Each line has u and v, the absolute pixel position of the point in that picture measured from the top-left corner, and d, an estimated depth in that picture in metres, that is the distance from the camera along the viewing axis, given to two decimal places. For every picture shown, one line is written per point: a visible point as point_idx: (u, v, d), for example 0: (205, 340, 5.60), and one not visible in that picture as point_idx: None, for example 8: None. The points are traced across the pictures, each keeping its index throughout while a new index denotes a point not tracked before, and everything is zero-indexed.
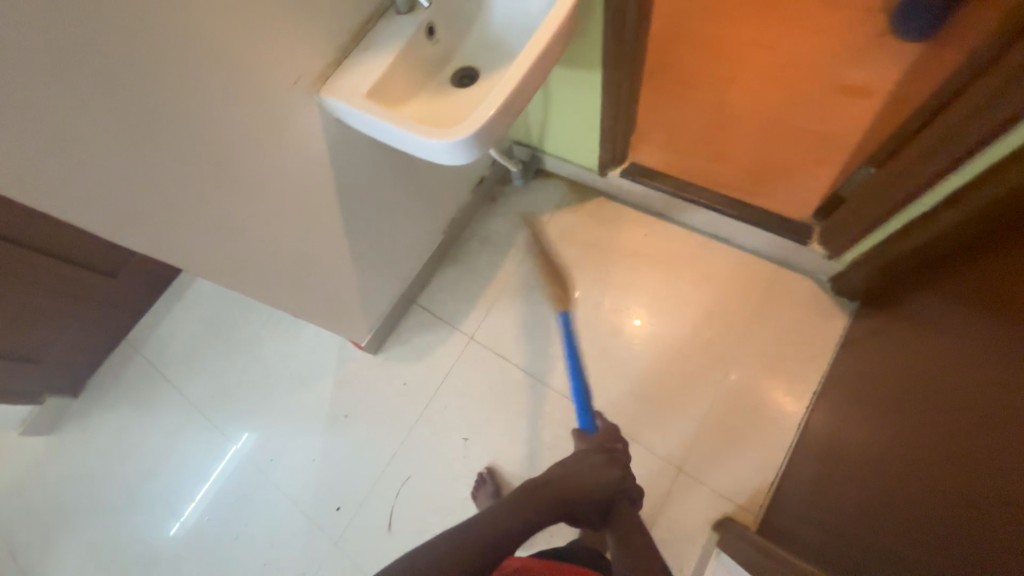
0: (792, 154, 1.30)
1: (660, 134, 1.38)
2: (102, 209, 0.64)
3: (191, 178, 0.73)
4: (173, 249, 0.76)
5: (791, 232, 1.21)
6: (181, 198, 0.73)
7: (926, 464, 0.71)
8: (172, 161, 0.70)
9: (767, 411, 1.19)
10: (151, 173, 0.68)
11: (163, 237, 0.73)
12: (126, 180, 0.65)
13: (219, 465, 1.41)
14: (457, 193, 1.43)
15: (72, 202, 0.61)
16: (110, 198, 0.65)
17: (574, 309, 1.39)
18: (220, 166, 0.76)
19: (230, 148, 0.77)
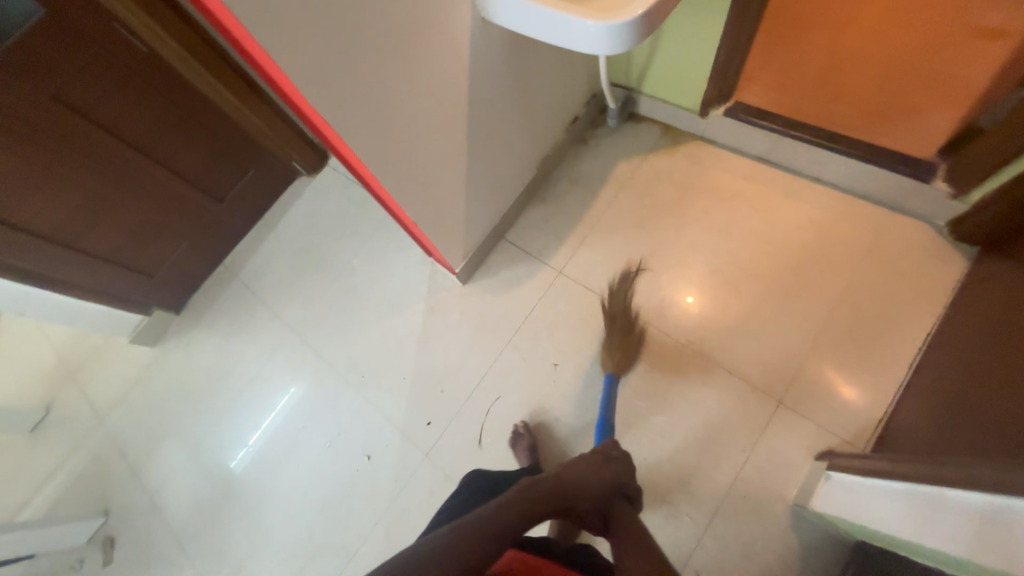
0: (915, 94, 1.27)
1: (768, 77, 1.37)
2: (300, 59, 0.69)
3: (365, 54, 0.77)
4: (341, 119, 0.80)
5: (911, 169, 1.17)
6: (355, 73, 0.78)
7: None
8: (356, 30, 0.74)
9: (875, 351, 1.16)
10: (336, 37, 0.72)
11: (336, 104, 0.77)
12: (321, 41, 0.70)
13: (268, 415, 1.49)
14: (554, 129, 1.45)
15: (281, 47, 0.66)
16: (307, 47, 0.69)
17: (668, 248, 1.38)
18: (388, 43, 0.80)
19: (397, 29, 0.80)
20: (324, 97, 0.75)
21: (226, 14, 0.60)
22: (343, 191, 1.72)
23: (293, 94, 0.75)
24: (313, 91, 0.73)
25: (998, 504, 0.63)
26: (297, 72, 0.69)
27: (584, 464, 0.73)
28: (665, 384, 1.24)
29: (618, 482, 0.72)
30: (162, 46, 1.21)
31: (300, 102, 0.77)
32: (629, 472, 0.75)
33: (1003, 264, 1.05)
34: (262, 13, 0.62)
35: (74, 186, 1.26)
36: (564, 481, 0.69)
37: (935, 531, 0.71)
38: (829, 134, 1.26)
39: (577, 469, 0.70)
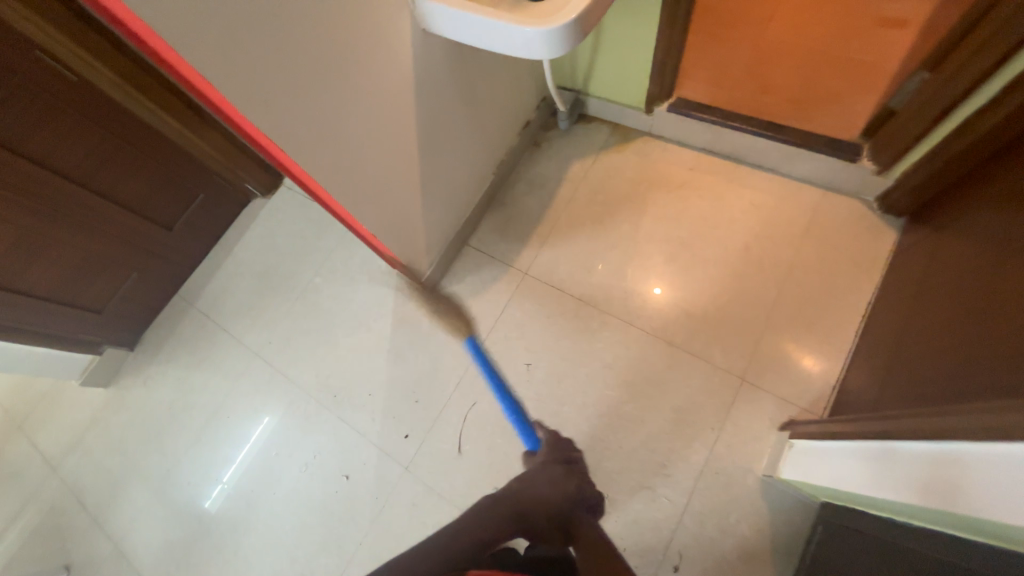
0: (837, 81, 1.36)
1: (704, 73, 1.45)
2: (238, 79, 0.68)
3: (307, 70, 0.77)
4: (288, 137, 0.79)
5: (839, 151, 1.26)
6: (297, 90, 0.77)
7: (997, 330, 0.77)
8: (293, 45, 0.74)
9: (823, 322, 1.24)
10: (275, 55, 0.72)
11: (280, 121, 0.77)
12: (259, 61, 0.70)
13: (243, 450, 1.43)
14: (507, 134, 1.47)
15: (216, 67, 0.65)
16: (245, 68, 0.68)
17: (626, 241, 1.42)
18: (328, 57, 0.80)
19: (336, 43, 0.80)
20: (267, 115, 0.74)
21: (154, 38, 0.58)
22: (300, 209, 1.69)
23: (233, 114, 0.74)
24: (254, 110, 0.72)
25: (932, 448, 0.71)
26: (236, 93, 0.69)
27: (545, 480, 0.77)
28: (635, 373, 1.27)
29: (581, 493, 0.77)
30: (96, 76, 1.19)
31: (242, 122, 0.76)
32: (586, 486, 0.80)
33: (927, 231, 1.14)
34: (194, 37, 0.61)
35: (7, 226, 1.19)
36: (524, 494, 0.73)
37: (870, 483, 0.79)
38: (764, 123, 1.33)
39: (537, 485, 0.75)
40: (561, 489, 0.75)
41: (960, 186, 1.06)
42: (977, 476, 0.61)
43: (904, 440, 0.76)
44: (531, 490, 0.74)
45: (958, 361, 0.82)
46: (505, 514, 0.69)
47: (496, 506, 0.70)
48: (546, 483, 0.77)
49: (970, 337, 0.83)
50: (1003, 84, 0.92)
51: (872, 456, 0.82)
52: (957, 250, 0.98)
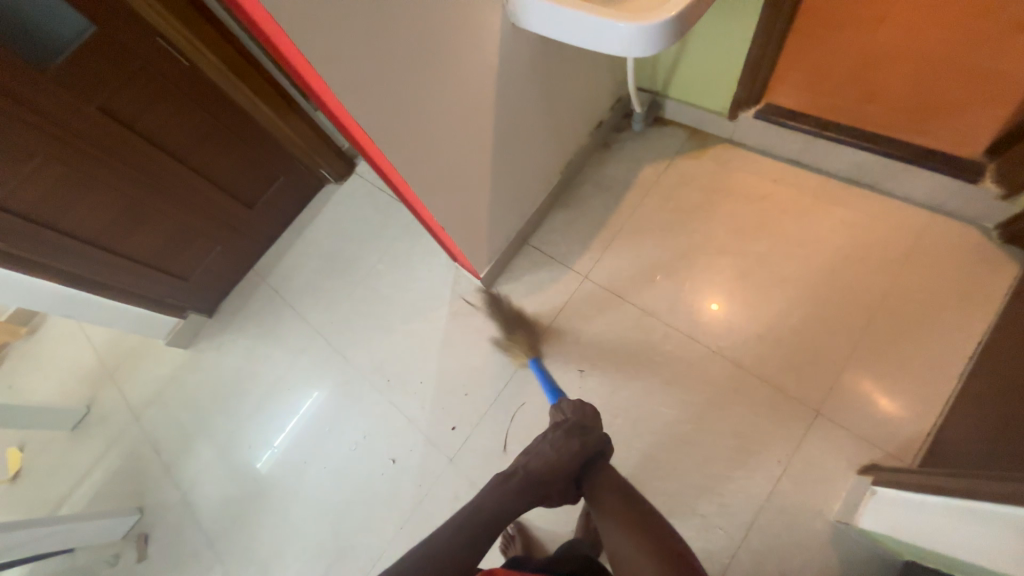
0: (957, 92, 1.22)
1: (799, 78, 1.34)
2: (336, 64, 0.71)
3: (400, 60, 0.79)
4: (376, 124, 0.81)
5: (955, 169, 1.12)
6: (389, 79, 0.79)
7: None
8: (389, 34, 0.75)
9: (920, 359, 1.11)
10: (372, 44, 0.74)
11: (370, 107, 0.79)
12: (358, 49, 0.72)
13: (292, 418, 1.51)
14: (578, 134, 1.44)
15: (319, 51, 0.67)
16: (345, 55, 0.71)
17: (695, 253, 1.35)
18: (419, 46, 0.81)
19: (429, 34, 0.81)
20: (358, 100, 0.77)
21: (268, 19, 0.62)
22: (369, 197, 1.75)
23: (327, 97, 0.77)
24: (347, 95, 0.74)
25: None
26: (335, 78, 0.71)
27: (548, 448, 0.83)
28: (694, 392, 1.20)
29: (585, 450, 0.83)
30: (203, 62, 1.28)
31: (335, 107, 0.79)
32: (588, 434, 0.85)
33: None
34: (304, 22, 0.64)
35: (117, 194, 1.33)
36: (532, 472, 0.81)
37: (967, 542, 0.72)
38: (865, 134, 1.22)
39: (542, 458, 0.82)
40: (567, 454, 0.82)
41: None
42: None
43: (1004, 505, 0.66)
44: (537, 461, 0.82)
45: None
46: (516, 492, 0.79)
47: (507, 483, 0.81)
48: (551, 453, 0.83)
49: None
50: None
51: (963, 513, 0.74)
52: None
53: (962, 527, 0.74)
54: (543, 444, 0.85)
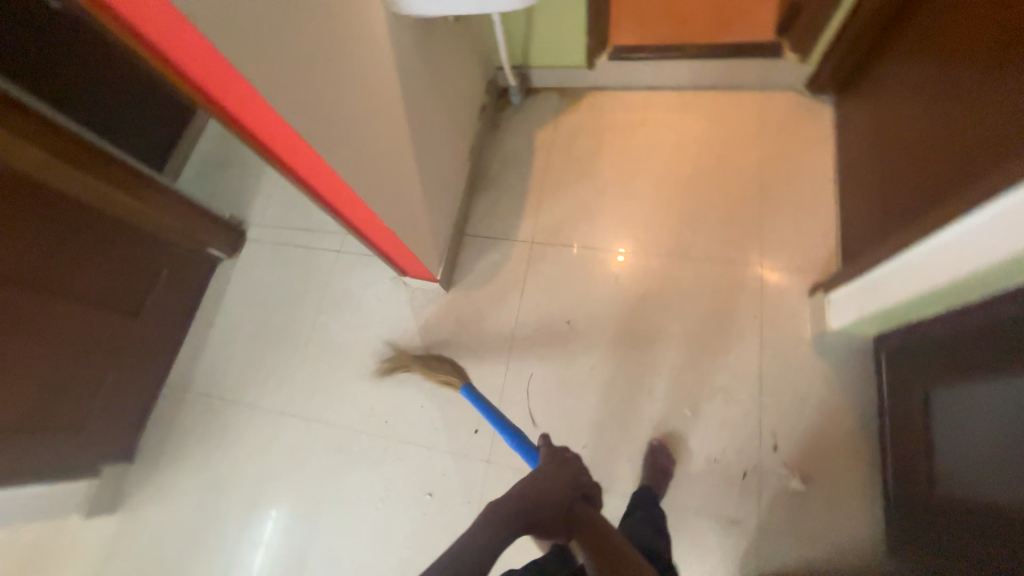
0: (739, 0, 1.54)
1: (628, 21, 1.57)
2: (263, 71, 0.65)
3: (318, 60, 0.75)
4: (310, 131, 0.76)
5: (765, 52, 1.42)
6: (313, 82, 0.75)
7: (961, 136, 0.91)
8: (303, 34, 0.71)
9: (804, 197, 1.37)
10: (292, 46, 0.69)
11: (303, 113, 0.74)
12: (279, 53, 0.67)
13: (291, 516, 1.29)
14: (471, 119, 1.50)
15: (243, 56, 0.61)
16: (270, 61, 0.66)
17: (612, 185, 1.49)
18: (330, 45, 0.78)
19: (336, 32, 0.79)
20: (289, 108, 0.71)
21: (194, 40, 0.55)
22: (277, 256, 1.59)
23: (256, 119, 0.71)
24: (279, 102, 0.69)
25: (963, 229, 0.80)
26: (265, 86, 0.65)
27: (552, 471, 0.82)
28: (665, 295, 1.33)
29: (577, 482, 0.82)
30: (27, 162, 1.05)
31: (260, 124, 0.72)
32: (580, 471, 0.85)
33: (859, 95, 1.32)
34: (224, 25, 0.57)
35: None
36: (536, 489, 0.77)
37: (911, 287, 0.91)
38: (695, 47, 1.48)
39: (543, 481, 0.79)
40: (564, 485, 0.80)
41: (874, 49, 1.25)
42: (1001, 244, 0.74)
43: (928, 239, 0.86)
44: (540, 487, 0.77)
45: (939, 173, 0.95)
46: (517, 512, 0.73)
47: (508, 505, 0.74)
48: (550, 482, 0.79)
49: (939, 150, 0.97)
50: None
51: (902, 267, 0.93)
52: (895, 95, 1.14)
53: (908, 278, 0.93)
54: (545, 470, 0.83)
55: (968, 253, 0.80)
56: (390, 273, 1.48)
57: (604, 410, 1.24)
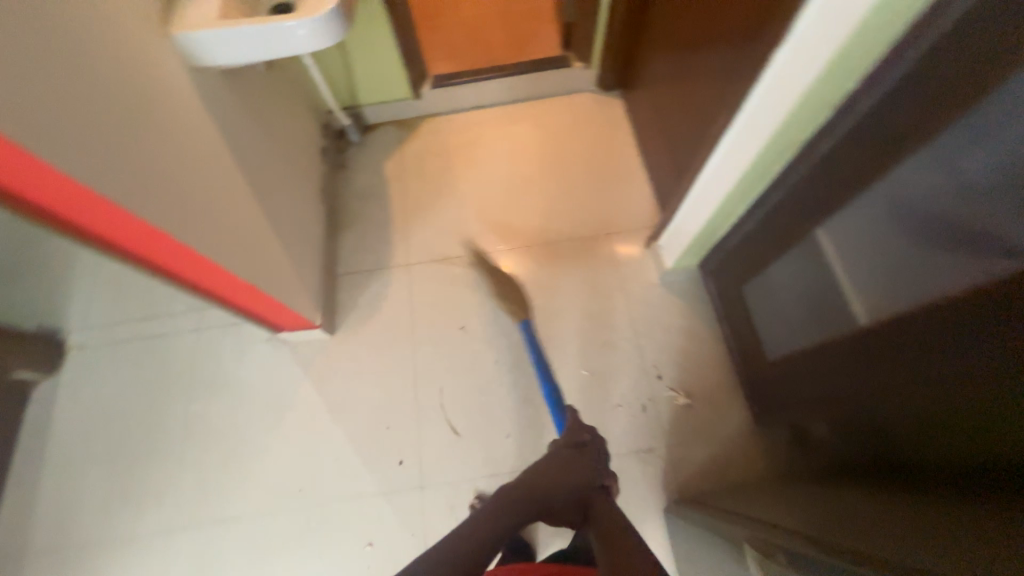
0: (528, 24, 1.80)
1: (440, 53, 1.74)
2: (50, 140, 0.60)
3: (109, 121, 0.71)
4: (119, 195, 0.71)
5: (558, 63, 1.68)
6: (110, 145, 0.70)
7: (696, 100, 1.18)
8: (86, 99, 0.67)
9: (622, 171, 1.62)
10: (77, 111, 0.65)
11: (108, 175, 0.69)
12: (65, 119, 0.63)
13: None
14: (313, 162, 1.50)
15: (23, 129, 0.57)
16: (57, 129, 0.61)
17: (466, 196, 1.60)
18: (121, 105, 0.74)
19: (125, 90, 0.75)
20: (90, 175, 0.66)
21: None
22: (119, 355, 1.37)
23: (49, 194, 0.65)
24: (77, 171, 0.64)
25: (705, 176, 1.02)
26: (55, 155, 0.61)
27: (572, 456, 0.83)
28: (538, 279, 1.45)
29: (597, 470, 0.83)
30: None
31: (69, 201, 0.67)
32: (600, 460, 0.85)
33: (634, 86, 1.63)
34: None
35: None
36: (548, 477, 0.79)
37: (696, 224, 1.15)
38: (501, 68, 1.68)
39: (559, 465, 0.81)
40: (576, 473, 0.81)
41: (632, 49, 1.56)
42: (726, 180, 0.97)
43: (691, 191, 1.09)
44: (550, 475, 0.80)
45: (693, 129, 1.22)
46: (520, 504, 0.76)
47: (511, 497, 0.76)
48: (568, 467, 0.81)
49: (688, 113, 1.24)
50: None
51: (686, 213, 1.16)
52: (655, 80, 1.45)
53: (693, 214, 1.13)
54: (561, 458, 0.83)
55: (716, 183, 1.00)
56: (265, 334, 1.37)
57: (517, 397, 1.31)
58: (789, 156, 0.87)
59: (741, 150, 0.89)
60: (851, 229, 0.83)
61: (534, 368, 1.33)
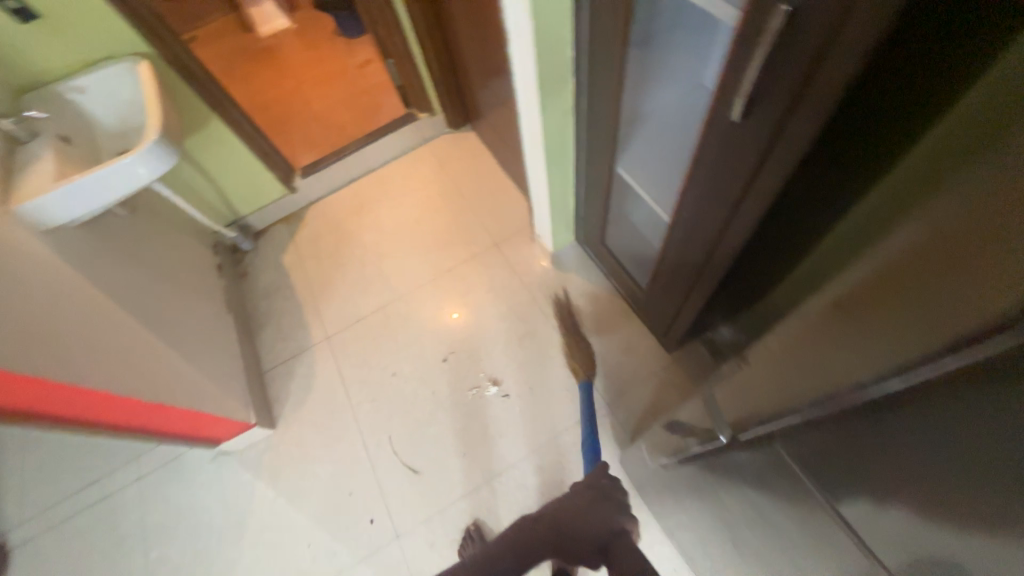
0: (372, 100, 1.99)
1: (301, 149, 1.90)
2: None
3: None
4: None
5: (405, 121, 1.86)
6: None
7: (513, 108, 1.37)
8: None
9: (492, 186, 1.76)
10: None
11: None
12: None
13: None
14: (210, 279, 1.57)
15: None
16: None
17: (363, 259, 1.69)
18: None
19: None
20: None
21: None
22: (62, 531, 1.32)
23: None
24: None
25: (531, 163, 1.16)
26: None
27: (588, 501, 0.70)
28: (450, 304, 1.54)
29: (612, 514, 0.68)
30: None
31: None
32: (617, 509, 0.69)
33: (475, 116, 1.81)
34: None
35: None
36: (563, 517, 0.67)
37: (546, 202, 1.28)
38: (359, 140, 1.84)
39: (572, 508, 0.69)
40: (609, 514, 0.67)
41: (458, 86, 1.75)
42: (541, 158, 1.11)
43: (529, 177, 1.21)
44: (573, 510, 0.68)
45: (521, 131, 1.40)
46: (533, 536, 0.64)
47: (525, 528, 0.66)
48: (582, 508, 0.69)
49: (514, 120, 1.42)
50: (415, 42, 1.62)
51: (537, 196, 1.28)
52: (485, 105, 1.63)
53: (540, 196, 1.27)
54: (590, 510, 0.68)
55: (537, 165, 1.15)
56: (208, 453, 1.37)
57: (463, 417, 1.35)
58: (573, 118, 1.03)
59: (534, 127, 1.03)
60: (639, 159, 1.02)
61: (470, 382, 1.39)
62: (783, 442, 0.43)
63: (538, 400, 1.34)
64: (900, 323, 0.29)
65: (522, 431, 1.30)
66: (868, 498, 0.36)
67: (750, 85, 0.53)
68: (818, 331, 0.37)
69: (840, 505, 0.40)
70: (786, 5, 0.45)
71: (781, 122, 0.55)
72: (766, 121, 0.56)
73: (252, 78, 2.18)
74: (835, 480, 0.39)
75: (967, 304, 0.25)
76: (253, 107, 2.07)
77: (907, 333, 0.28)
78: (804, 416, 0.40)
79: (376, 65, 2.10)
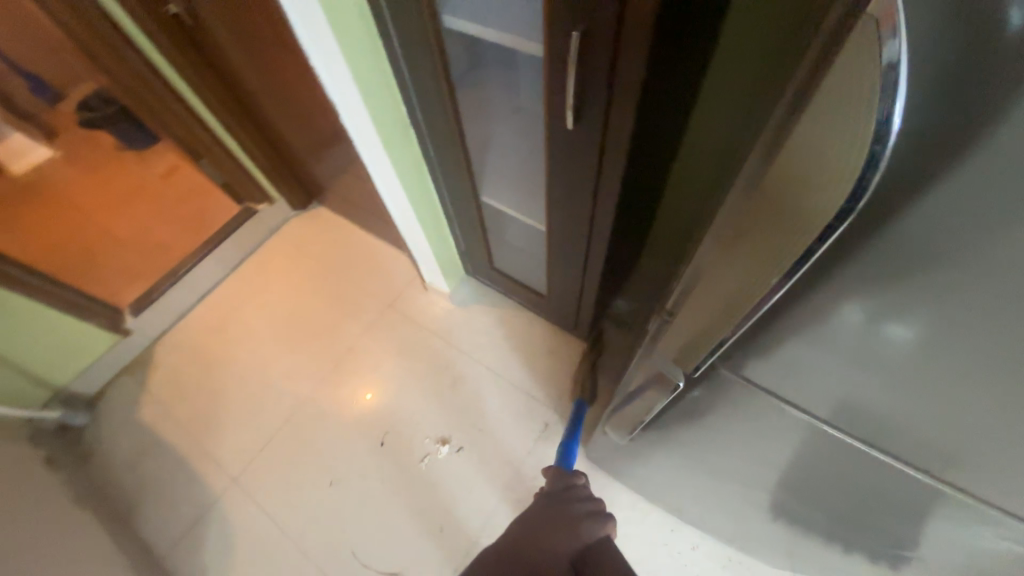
0: (194, 207, 1.78)
1: (121, 284, 1.60)
2: None
3: None
4: None
5: (243, 218, 1.70)
6: None
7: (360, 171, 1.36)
8: None
9: (364, 253, 1.70)
10: None
11: None
12: None
13: None
14: (43, 479, 1.21)
15: None
16: None
17: (245, 378, 1.47)
18: None
19: None
20: None
21: None
22: None
23: None
24: None
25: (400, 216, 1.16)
26: None
27: (554, 510, 0.65)
28: (364, 385, 1.43)
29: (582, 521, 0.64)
30: None
31: None
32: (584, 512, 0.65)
33: (320, 191, 1.74)
34: None
35: None
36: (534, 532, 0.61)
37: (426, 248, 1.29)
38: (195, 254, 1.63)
39: (542, 520, 0.63)
40: (571, 521, 0.64)
41: (291, 168, 1.67)
42: (408, 209, 1.13)
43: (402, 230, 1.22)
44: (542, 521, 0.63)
45: None
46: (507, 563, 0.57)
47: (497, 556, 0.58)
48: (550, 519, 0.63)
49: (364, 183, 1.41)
50: (227, 135, 1.51)
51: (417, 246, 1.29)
52: (327, 178, 1.59)
53: (419, 245, 1.28)
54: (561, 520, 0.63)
55: (405, 217, 1.16)
56: None
57: (423, 492, 1.25)
58: (426, 164, 1.07)
59: (391, 183, 1.04)
60: (498, 184, 1.10)
61: (416, 453, 1.31)
62: (724, 370, 0.49)
63: (490, 438, 1.32)
64: (785, 228, 0.30)
65: (488, 475, 1.26)
66: (792, 382, 0.45)
67: (573, 95, 0.64)
68: (717, 260, 0.38)
69: (778, 393, 0.48)
70: (574, 30, 0.57)
71: (606, 118, 0.66)
72: (595, 121, 0.67)
73: (19, 224, 1.78)
74: (769, 380, 0.47)
75: (831, 189, 0.26)
76: (32, 255, 1.68)
77: (786, 238, 0.30)
78: (724, 342, 0.44)
79: (186, 170, 1.89)
